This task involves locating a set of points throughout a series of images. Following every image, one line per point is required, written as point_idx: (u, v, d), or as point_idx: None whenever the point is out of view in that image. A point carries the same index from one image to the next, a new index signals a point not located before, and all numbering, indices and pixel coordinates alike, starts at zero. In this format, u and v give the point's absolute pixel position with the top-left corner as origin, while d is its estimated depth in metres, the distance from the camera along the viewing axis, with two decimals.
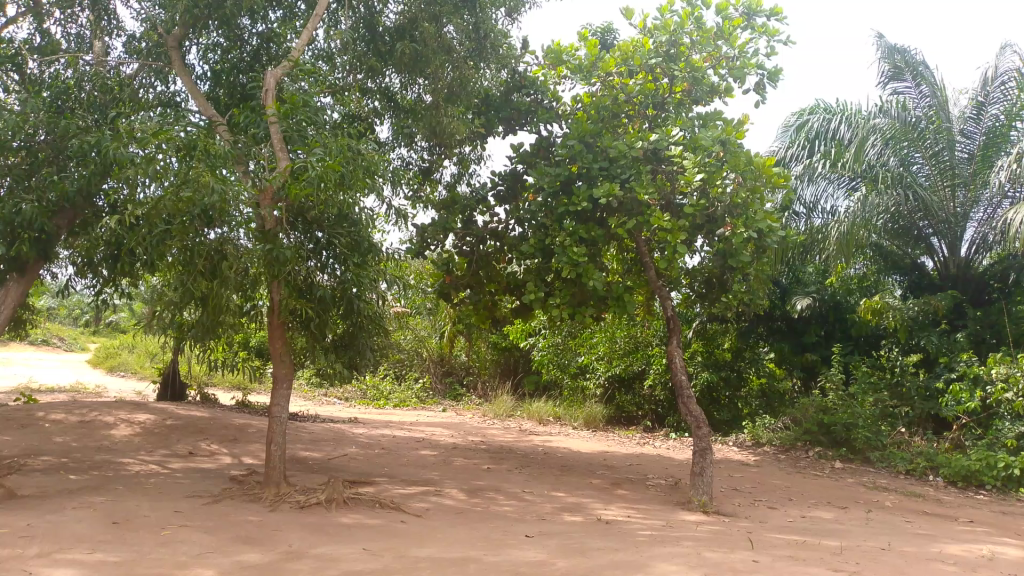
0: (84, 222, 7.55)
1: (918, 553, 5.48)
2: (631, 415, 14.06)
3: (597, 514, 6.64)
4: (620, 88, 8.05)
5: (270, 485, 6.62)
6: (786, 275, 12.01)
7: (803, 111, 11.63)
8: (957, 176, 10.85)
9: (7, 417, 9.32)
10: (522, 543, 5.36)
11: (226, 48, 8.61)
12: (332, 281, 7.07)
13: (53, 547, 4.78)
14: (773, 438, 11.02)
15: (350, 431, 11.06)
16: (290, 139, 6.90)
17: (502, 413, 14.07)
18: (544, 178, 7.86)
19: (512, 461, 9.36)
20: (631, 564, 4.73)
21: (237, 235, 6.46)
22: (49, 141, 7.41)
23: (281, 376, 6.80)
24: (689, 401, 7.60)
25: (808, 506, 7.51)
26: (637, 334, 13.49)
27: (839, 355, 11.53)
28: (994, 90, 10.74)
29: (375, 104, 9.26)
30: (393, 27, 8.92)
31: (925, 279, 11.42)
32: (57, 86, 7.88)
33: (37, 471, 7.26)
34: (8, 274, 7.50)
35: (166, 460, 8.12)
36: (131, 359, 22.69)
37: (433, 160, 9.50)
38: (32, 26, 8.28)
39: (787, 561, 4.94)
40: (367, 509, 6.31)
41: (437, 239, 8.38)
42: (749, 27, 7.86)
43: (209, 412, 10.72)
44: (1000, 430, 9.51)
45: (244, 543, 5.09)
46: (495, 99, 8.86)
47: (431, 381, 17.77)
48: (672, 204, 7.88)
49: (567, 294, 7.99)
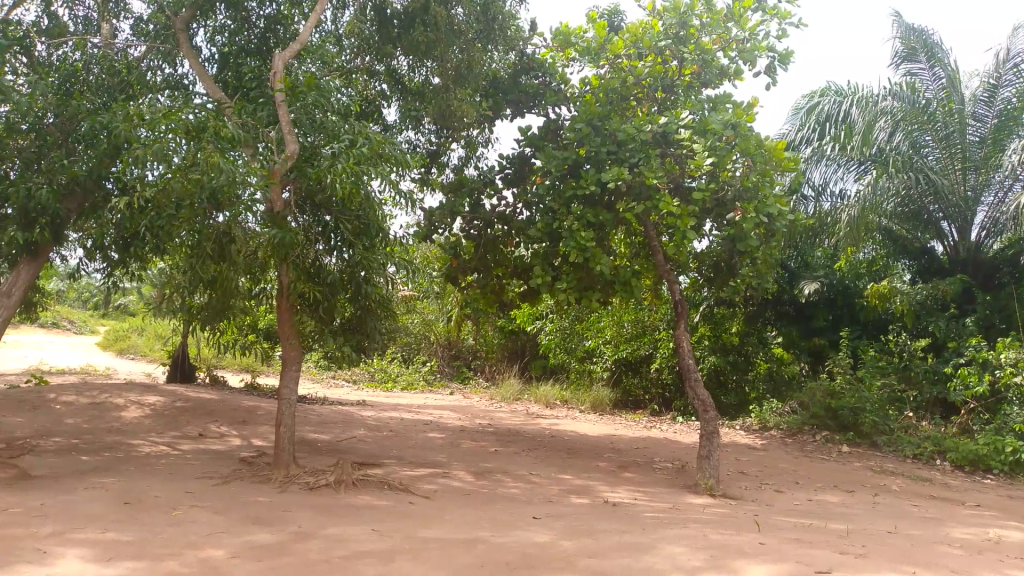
0: (93, 205, 7.47)
1: (924, 536, 5.50)
2: (638, 399, 14.14)
3: (604, 496, 6.68)
4: (629, 70, 7.92)
5: (280, 467, 6.69)
6: (795, 258, 12.01)
7: (814, 93, 11.50)
8: (968, 159, 10.73)
9: (19, 398, 9.40)
10: (529, 525, 5.40)
11: (233, 30, 8.50)
12: (340, 265, 7.05)
13: (66, 527, 4.84)
14: (780, 422, 11.04)
15: (358, 413, 11.15)
16: (299, 122, 6.95)
17: (510, 396, 14.14)
18: (552, 162, 7.84)
19: (520, 444, 9.41)
20: (638, 545, 4.75)
21: (247, 218, 6.37)
22: (58, 124, 7.44)
23: (290, 358, 6.89)
24: (697, 384, 7.58)
25: (815, 489, 7.54)
26: (644, 318, 13.44)
27: (848, 339, 11.47)
28: (1006, 73, 10.65)
29: (382, 87, 9.19)
30: (402, 12, 8.79)
31: (935, 263, 11.34)
32: (65, 69, 7.82)
33: (50, 452, 7.34)
34: (20, 257, 7.50)
35: (177, 442, 8.21)
36: (140, 342, 22.83)
37: (440, 143, 9.43)
38: (40, 9, 8.24)
39: (794, 543, 4.96)
40: (376, 491, 6.37)
41: (444, 223, 8.33)
42: (761, 9, 7.80)
43: (219, 395, 10.81)
44: (1008, 414, 9.43)
45: (254, 524, 5.13)
46: (503, 82, 9.02)
47: (439, 363, 17.96)
48: (681, 187, 7.85)
49: (575, 279, 7.94)
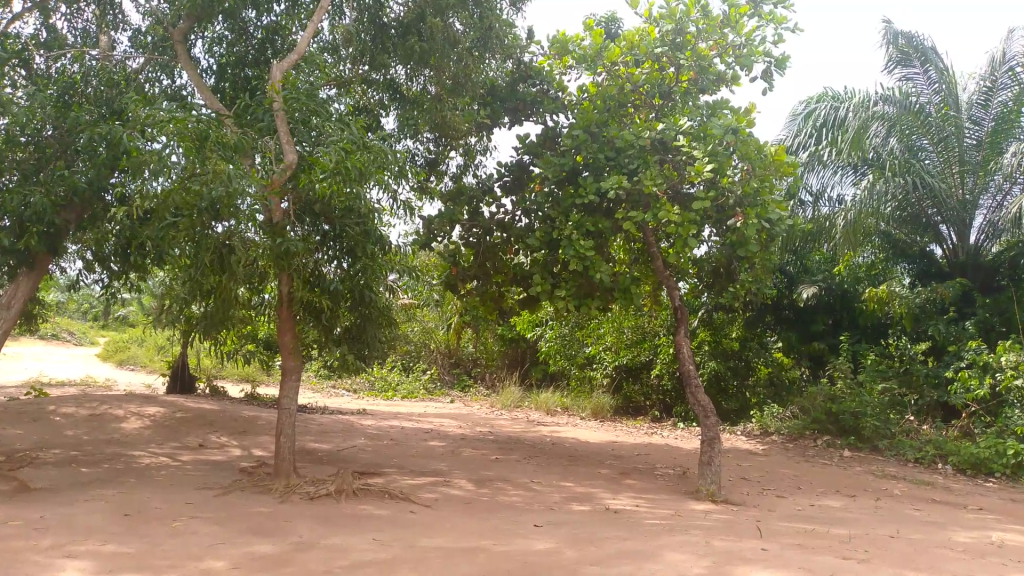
0: (92, 216, 7.49)
1: (926, 540, 5.49)
2: (639, 406, 14.14)
3: (605, 503, 6.66)
4: (626, 77, 8.00)
5: (280, 477, 6.67)
6: (793, 263, 11.99)
7: (811, 99, 11.61)
8: (965, 162, 10.78)
9: (18, 410, 9.37)
10: (531, 533, 5.37)
11: (231, 41, 8.55)
12: (339, 273, 7.07)
13: (66, 539, 4.82)
14: (781, 427, 11.00)
15: (359, 422, 11.14)
16: (297, 132, 7.03)
17: (510, 404, 14.11)
18: (550, 168, 7.85)
19: (521, 452, 9.39)
20: (641, 552, 4.74)
21: (244, 228, 6.33)
22: (56, 135, 7.43)
23: (290, 368, 6.88)
24: (698, 390, 7.57)
25: (817, 494, 7.51)
26: (644, 325, 13.42)
27: (847, 344, 11.48)
28: (1002, 75, 10.70)
29: (380, 96, 9.26)
30: (398, 21, 8.88)
31: (935, 266, 11.28)
32: (64, 81, 7.76)
33: (50, 464, 7.33)
34: (19, 268, 7.48)
35: (177, 453, 8.18)
36: (140, 353, 22.84)
37: (439, 152, 9.47)
38: (39, 22, 8.27)
39: (796, 549, 4.95)
40: (377, 500, 6.35)
41: (444, 231, 8.38)
42: (757, 14, 7.83)
43: (218, 405, 10.78)
44: (1010, 417, 9.39)
45: (254, 534, 5.12)
46: (500, 90, 8.94)
47: (439, 371, 18.00)
48: (680, 193, 7.82)
49: (574, 287, 7.96)
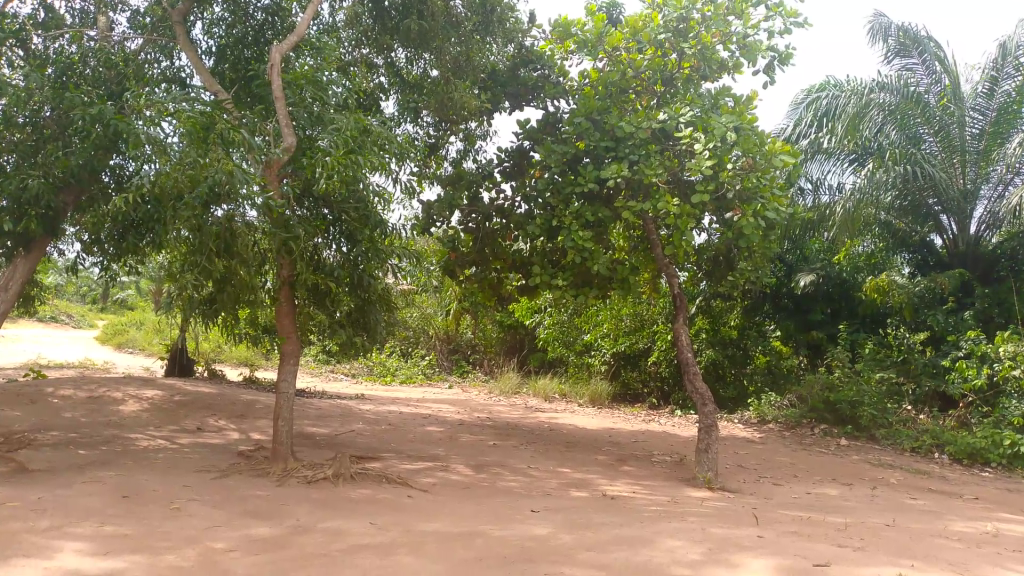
0: (90, 198, 7.47)
1: (922, 529, 5.50)
2: (637, 394, 14.11)
3: (603, 490, 6.68)
4: (628, 63, 7.89)
5: (277, 460, 6.67)
6: (791, 251, 11.99)
7: (812, 87, 11.51)
8: (967, 153, 10.77)
9: (17, 392, 9.38)
10: (529, 518, 5.39)
11: (231, 22, 8.44)
12: (338, 258, 7.05)
13: (64, 521, 4.83)
14: (778, 415, 11.03)
15: (357, 407, 11.16)
16: (297, 115, 6.95)
17: (509, 390, 14.12)
18: (552, 156, 7.81)
19: (519, 438, 9.40)
20: (638, 538, 4.75)
21: (245, 210, 6.26)
22: (55, 117, 7.31)
23: (288, 352, 6.84)
24: (695, 378, 7.57)
25: (813, 482, 7.53)
26: (642, 312, 13.41)
27: (845, 333, 11.47)
28: (1007, 65, 10.59)
29: (381, 79, 9.25)
30: (399, 2, 8.76)
31: (933, 256, 11.36)
32: (61, 62, 7.74)
33: (47, 446, 7.33)
34: (16, 251, 7.46)
35: (175, 436, 8.19)
36: (139, 337, 22.87)
37: (439, 136, 9.40)
38: (37, 2, 8.18)
39: (793, 536, 4.96)
40: (375, 484, 6.36)
41: (443, 216, 8.35)
42: (764, 4, 7.74)
43: (216, 388, 10.79)
44: (1006, 408, 9.45)
45: (252, 517, 5.13)
46: (501, 74, 8.91)
47: (437, 358, 18.03)
48: (681, 180, 7.83)
49: (572, 274, 8.03)
